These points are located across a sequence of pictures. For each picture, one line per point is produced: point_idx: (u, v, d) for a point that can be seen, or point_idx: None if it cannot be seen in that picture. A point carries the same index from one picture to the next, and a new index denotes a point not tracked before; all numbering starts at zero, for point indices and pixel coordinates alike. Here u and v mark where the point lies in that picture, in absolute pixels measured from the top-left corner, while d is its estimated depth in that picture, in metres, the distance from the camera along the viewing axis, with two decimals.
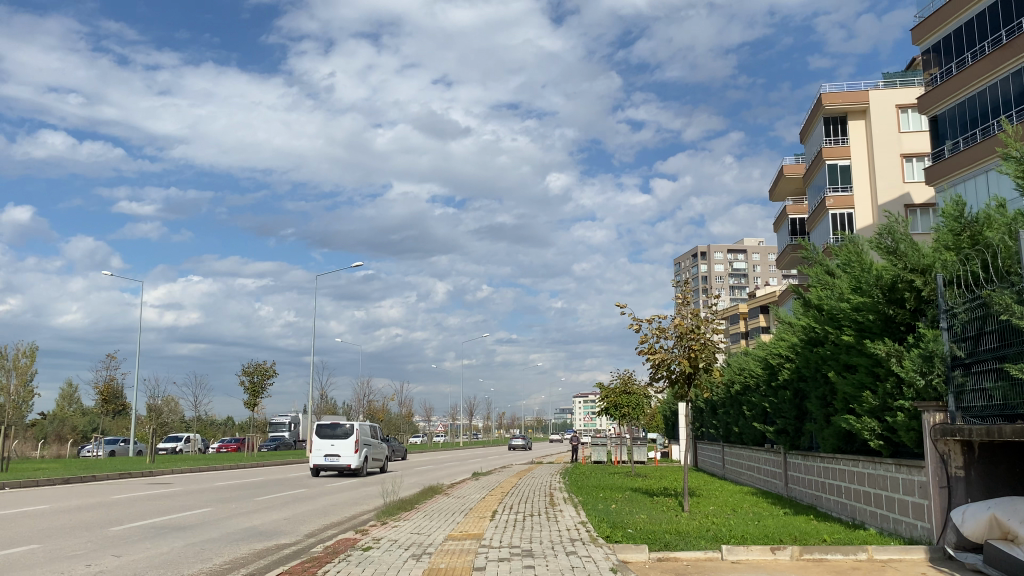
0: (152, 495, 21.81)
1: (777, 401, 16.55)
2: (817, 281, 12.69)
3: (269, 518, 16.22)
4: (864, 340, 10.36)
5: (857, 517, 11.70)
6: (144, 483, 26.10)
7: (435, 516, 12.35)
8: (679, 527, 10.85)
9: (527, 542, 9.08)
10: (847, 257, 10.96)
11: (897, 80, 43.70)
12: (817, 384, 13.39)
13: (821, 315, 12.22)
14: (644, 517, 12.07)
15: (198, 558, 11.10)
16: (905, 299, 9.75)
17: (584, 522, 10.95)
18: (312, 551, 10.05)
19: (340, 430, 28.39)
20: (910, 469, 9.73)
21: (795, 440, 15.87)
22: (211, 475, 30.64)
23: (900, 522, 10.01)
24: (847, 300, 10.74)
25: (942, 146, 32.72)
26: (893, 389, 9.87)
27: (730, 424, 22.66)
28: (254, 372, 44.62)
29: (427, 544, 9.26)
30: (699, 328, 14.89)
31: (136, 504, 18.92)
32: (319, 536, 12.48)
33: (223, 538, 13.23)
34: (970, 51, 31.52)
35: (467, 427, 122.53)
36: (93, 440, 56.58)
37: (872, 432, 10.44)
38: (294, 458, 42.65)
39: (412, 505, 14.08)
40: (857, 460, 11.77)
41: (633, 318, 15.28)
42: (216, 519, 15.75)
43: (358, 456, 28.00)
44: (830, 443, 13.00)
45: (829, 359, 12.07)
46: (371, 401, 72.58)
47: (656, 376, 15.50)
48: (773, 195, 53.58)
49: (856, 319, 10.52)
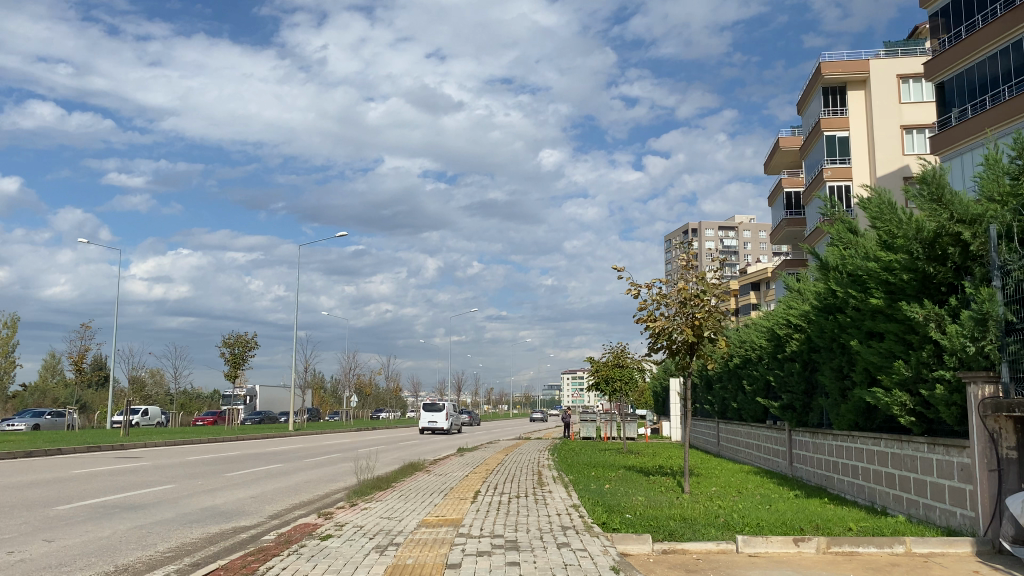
0: (120, 469, 20.73)
1: (782, 373, 15.42)
2: (840, 241, 11.40)
3: (234, 496, 15.04)
4: (896, 304, 9.11)
5: (878, 501, 10.64)
6: (114, 456, 25.05)
7: (411, 497, 11.10)
8: (684, 512, 9.65)
9: (511, 531, 7.87)
10: (876, 211, 9.63)
11: (898, 49, 42.25)
12: (833, 354, 12.24)
13: (842, 278, 10.93)
14: (643, 500, 10.89)
15: (140, 544, 9.83)
16: (948, 255, 8.43)
17: (576, 505, 9.74)
18: (267, 538, 8.85)
19: (437, 406, 43.61)
20: (947, 449, 8.61)
21: (802, 417, 14.80)
22: (186, 449, 29.39)
23: (932, 509, 8.96)
24: (877, 258, 9.43)
25: (948, 115, 31.34)
26: (930, 359, 8.68)
27: (727, 399, 21.63)
28: (236, 344, 43.25)
29: (396, 532, 8.01)
30: (703, 294, 13.63)
31: (98, 479, 17.83)
32: (285, 519, 11.32)
33: (177, 519, 12.02)
34: (980, 15, 29.98)
35: (455, 403, 121.94)
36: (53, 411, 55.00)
37: (902, 407, 9.26)
38: (278, 431, 41.87)
39: (388, 484, 12.93)
40: (879, 438, 10.70)
41: (631, 283, 14.12)
42: (175, 498, 14.50)
43: (449, 422, 43.24)
44: (845, 420, 11.87)
45: (850, 327, 10.86)
46: (358, 376, 71.82)
47: (655, 347, 14.25)
48: (767, 169, 52.36)
49: (886, 280, 9.21)
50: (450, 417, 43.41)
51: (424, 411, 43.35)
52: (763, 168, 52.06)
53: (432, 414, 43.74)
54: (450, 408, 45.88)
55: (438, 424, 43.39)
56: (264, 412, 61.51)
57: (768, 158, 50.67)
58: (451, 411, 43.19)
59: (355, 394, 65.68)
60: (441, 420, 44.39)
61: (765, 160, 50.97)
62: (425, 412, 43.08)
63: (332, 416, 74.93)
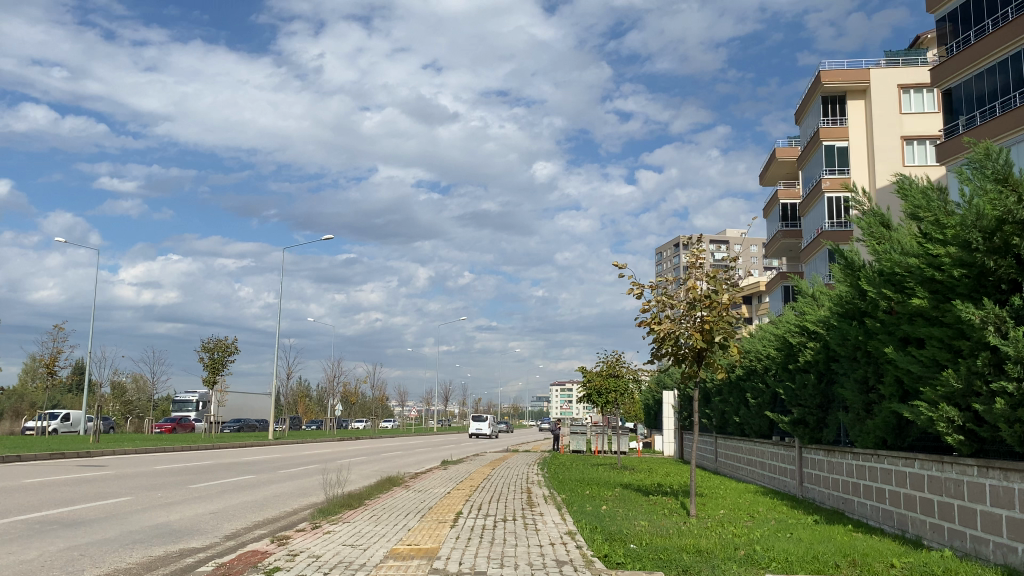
0: (82, 479, 19.33)
1: (792, 386, 14.20)
2: (870, 236, 10.02)
3: (193, 511, 13.61)
4: (944, 306, 7.95)
5: (909, 529, 9.45)
6: (78, 464, 23.58)
7: (383, 519, 9.77)
8: (697, 542, 8.32)
9: (496, 566, 6.58)
10: (917, 198, 8.46)
11: (899, 58, 41.38)
12: (858, 364, 11.02)
13: (870, 277, 9.73)
14: (647, 526, 9.57)
15: (67, 569, 8.47)
16: (1011, 246, 7.23)
17: (572, 532, 8.49)
18: (207, 568, 7.60)
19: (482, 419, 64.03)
20: (1003, 473, 7.41)
21: (816, 433, 13.59)
22: (157, 456, 27.97)
23: (984, 544, 7.74)
24: (921, 253, 8.24)
25: (955, 123, 30.32)
26: (985, 369, 7.51)
27: (727, 412, 20.49)
28: (215, 348, 41.74)
29: (359, 564, 6.74)
30: (716, 296, 12.33)
31: (49, 489, 16.36)
32: (240, 543, 9.95)
33: (121, 538, 10.64)
34: (991, 19, 28.97)
35: (442, 412, 120.02)
36: (21, 416, 53.06)
37: (950, 424, 8.04)
38: (258, 440, 40.66)
39: (360, 502, 11.60)
40: (911, 459, 9.51)
41: (633, 283, 12.92)
42: (127, 513, 13.08)
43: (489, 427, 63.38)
44: (870, 438, 10.67)
45: (880, 332, 9.64)
46: (344, 384, 70.19)
47: (659, 353, 13.05)
48: (763, 181, 51.54)
49: (931, 277, 8.03)
50: (491, 424, 63.20)
51: (475, 421, 63.07)
52: (759, 179, 51.30)
53: (479, 423, 63.16)
54: (492, 419, 65.57)
55: (484, 430, 63.13)
56: (243, 420, 59.82)
57: (764, 169, 49.87)
58: (493, 420, 62.89)
59: (339, 402, 64.09)
60: (486, 427, 64.36)
61: (761, 171, 50.20)
62: (475, 422, 62.59)
63: (316, 423, 74.02)
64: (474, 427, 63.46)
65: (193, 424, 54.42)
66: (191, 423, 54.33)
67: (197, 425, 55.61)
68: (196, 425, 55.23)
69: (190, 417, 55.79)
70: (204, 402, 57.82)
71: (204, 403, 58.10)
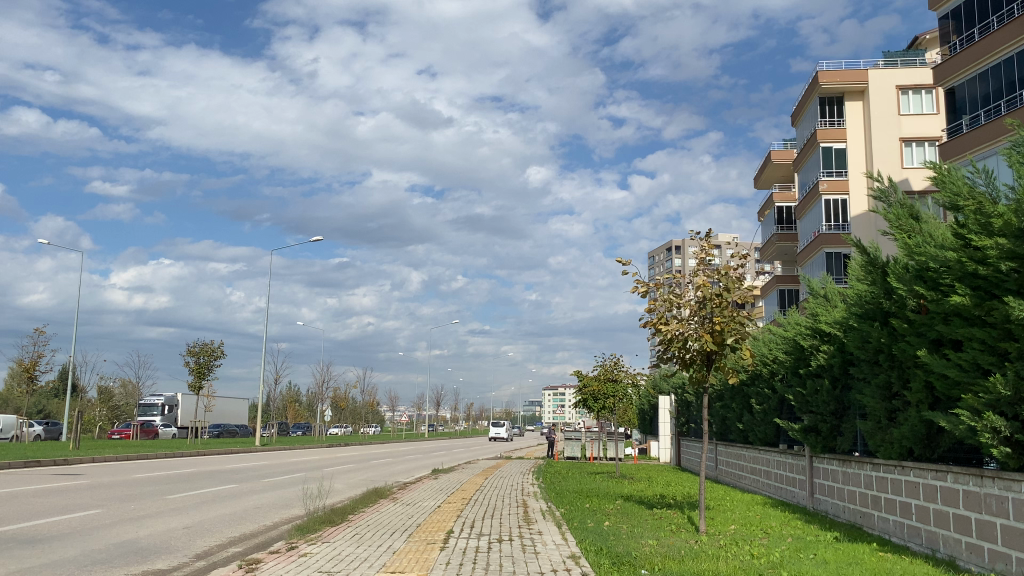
0: (53, 488, 18.35)
1: (803, 392, 13.39)
2: (899, 228, 9.20)
3: (164, 526, 12.66)
4: (990, 305, 7.20)
5: (941, 549, 8.67)
6: (52, 473, 22.56)
7: (366, 539, 8.89)
8: (715, 566, 7.46)
9: None
10: (956, 184, 7.67)
11: (897, 59, 40.72)
12: (880, 368, 10.21)
13: (897, 273, 8.98)
14: (656, 546, 8.73)
15: None
16: None
17: (576, 556, 7.64)
18: None
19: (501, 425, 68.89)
20: None
21: (829, 442, 12.77)
22: (137, 464, 26.93)
23: None
24: (960, 246, 7.50)
25: (958, 121, 29.70)
26: None
27: (730, 419, 19.69)
28: (201, 353, 40.73)
29: None
30: (727, 294, 11.54)
31: (15, 501, 15.37)
32: (210, 565, 9.07)
33: (80, 559, 9.73)
34: (995, 16, 28.30)
35: (432, 417, 118.97)
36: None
37: (995, 436, 7.25)
38: (243, 445, 39.46)
39: (342, 517, 10.69)
40: (943, 472, 8.72)
41: (638, 281, 12.10)
42: (91, 529, 12.15)
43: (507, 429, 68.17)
44: (895, 449, 9.87)
45: (908, 333, 8.86)
46: (333, 389, 69.02)
47: (666, 356, 12.29)
48: (758, 183, 50.82)
49: (974, 272, 7.29)
50: (510, 429, 68.11)
51: (495, 427, 67.56)
52: (754, 182, 50.65)
53: (498, 428, 68.48)
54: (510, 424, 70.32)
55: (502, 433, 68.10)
56: (222, 424, 57.90)
57: (760, 171, 49.20)
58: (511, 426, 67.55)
59: (328, 407, 63.00)
60: (504, 430, 69.44)
61: (757, 174, 49.51)
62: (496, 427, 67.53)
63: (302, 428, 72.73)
64: (494, 430, 68.70)
65: (155, 430, 52.19)
66: (154, 429, 52.39)
67: (164, 429, 53.80)
68: (162, 430, 53.45)
69: (155, 422, 53.87)
70: (170, 405, 55.34)
71: (170, 407, 55.86)
